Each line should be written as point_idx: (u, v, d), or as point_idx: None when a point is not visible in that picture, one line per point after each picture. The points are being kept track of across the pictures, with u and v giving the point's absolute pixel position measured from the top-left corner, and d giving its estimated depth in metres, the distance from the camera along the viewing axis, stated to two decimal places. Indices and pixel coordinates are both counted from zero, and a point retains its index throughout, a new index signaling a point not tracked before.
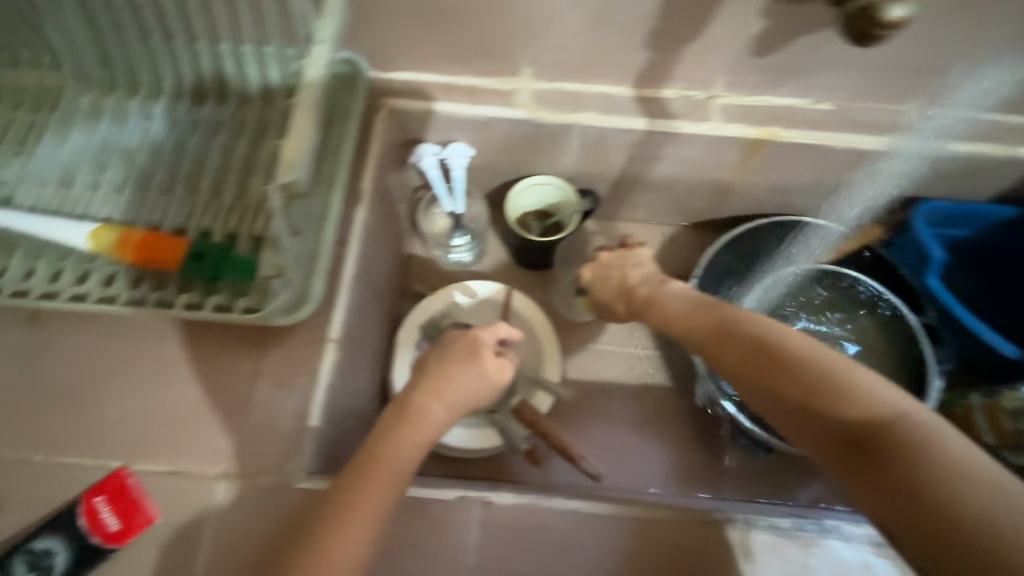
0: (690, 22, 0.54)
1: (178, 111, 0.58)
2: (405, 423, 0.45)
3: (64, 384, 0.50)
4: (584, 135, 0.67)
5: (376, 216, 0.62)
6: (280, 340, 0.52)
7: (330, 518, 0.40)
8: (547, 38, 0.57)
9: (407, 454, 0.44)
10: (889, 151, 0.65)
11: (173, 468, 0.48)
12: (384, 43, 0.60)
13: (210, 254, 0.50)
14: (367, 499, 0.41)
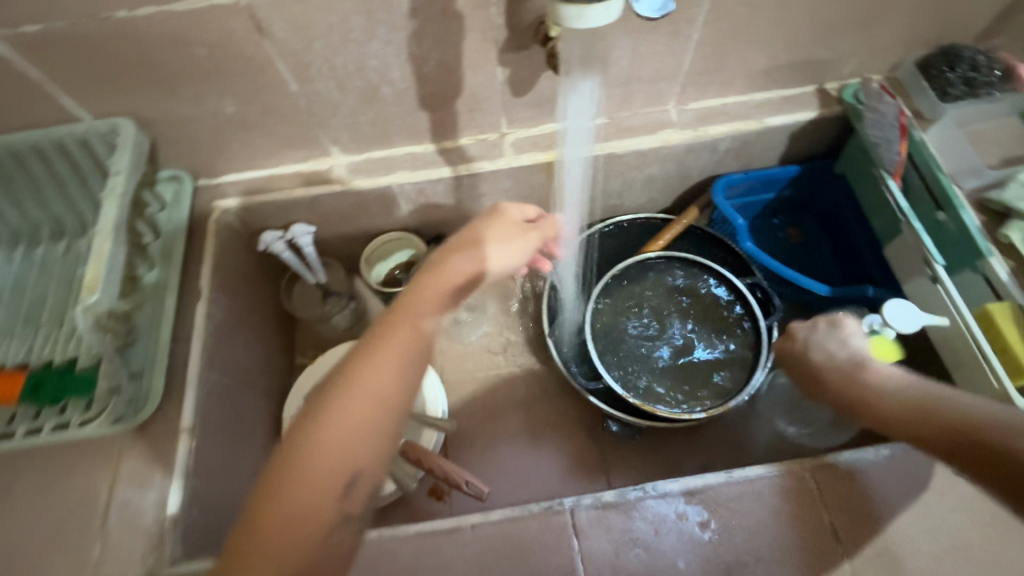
0: (446, 83, 0.63)
1: (15, 258, 0.64)
2: (377, 354, 0.48)
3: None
4: (404, 193, 0.74)
5: (224, 307, 0.67)
6: (133, 443, 0.56)
7: (338, 387, 0.46)
8: (337, 120, 0.65)
9: (381, 384, 0.47)
10: (664, 145, 0.73)
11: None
12: (198, 156, 0.67)
13: (47, 381, 0.54)
14: (389, 356, 0.48)
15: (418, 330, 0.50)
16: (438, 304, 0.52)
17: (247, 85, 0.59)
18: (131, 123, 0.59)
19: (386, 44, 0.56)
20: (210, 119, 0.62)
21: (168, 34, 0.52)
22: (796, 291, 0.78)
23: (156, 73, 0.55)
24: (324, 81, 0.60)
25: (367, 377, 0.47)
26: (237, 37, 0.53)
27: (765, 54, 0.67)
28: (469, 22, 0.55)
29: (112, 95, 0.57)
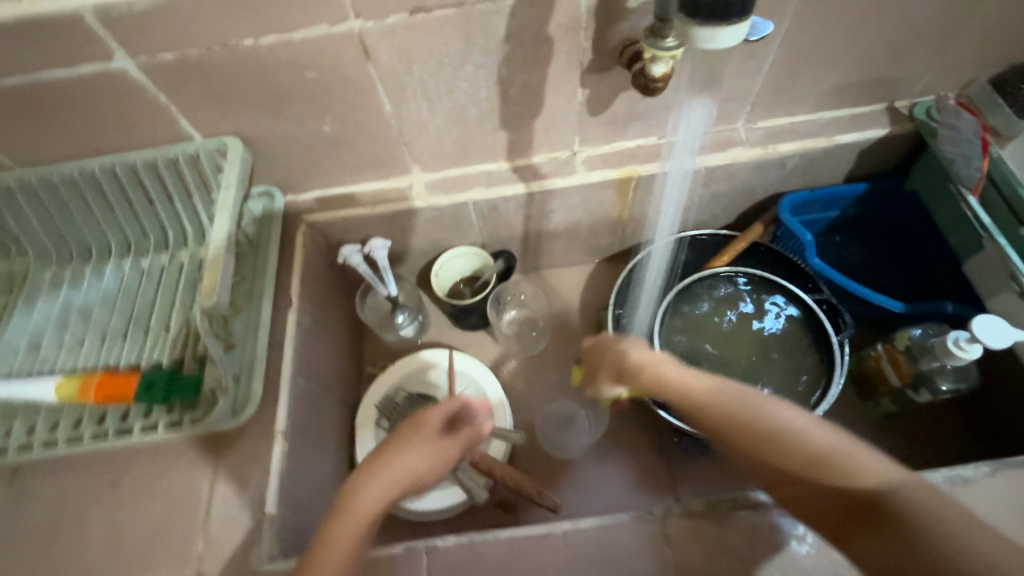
0: (529, 104, 0.66)
1: (123, 267, 0.69)
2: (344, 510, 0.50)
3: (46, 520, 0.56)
4: (478, 209, 0.77)
5: (308, 315, 0.71)
6: (232, 443, 0.58)
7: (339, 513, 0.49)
8: (422, 139, 0.69)
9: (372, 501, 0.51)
10: (734, 162, 0.74)
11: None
12: (290, 172, 0.71)
13: (158, 381, 0.57)
14: (355, 517, 0.49)
15: (387, 481, 0.52)
16: (388, 491, 0.52)
17: (345, 106, 0.62)
18: (237, 141, 0.64)
19: (480, 66, 0.60)
20: (308, 137, 0.66)
21: (283, 60, 0.56)
22: (866, 308, 0.78)
23: (268, 95, 0.60)
24: (417, 102, 0.63)
25: (342, 541, 0.47)
26: (346, 62, 0.57)
27: (838, 73, 0.68)
28: (559, 45, 0.58)
29: (224, 114, 0.62)
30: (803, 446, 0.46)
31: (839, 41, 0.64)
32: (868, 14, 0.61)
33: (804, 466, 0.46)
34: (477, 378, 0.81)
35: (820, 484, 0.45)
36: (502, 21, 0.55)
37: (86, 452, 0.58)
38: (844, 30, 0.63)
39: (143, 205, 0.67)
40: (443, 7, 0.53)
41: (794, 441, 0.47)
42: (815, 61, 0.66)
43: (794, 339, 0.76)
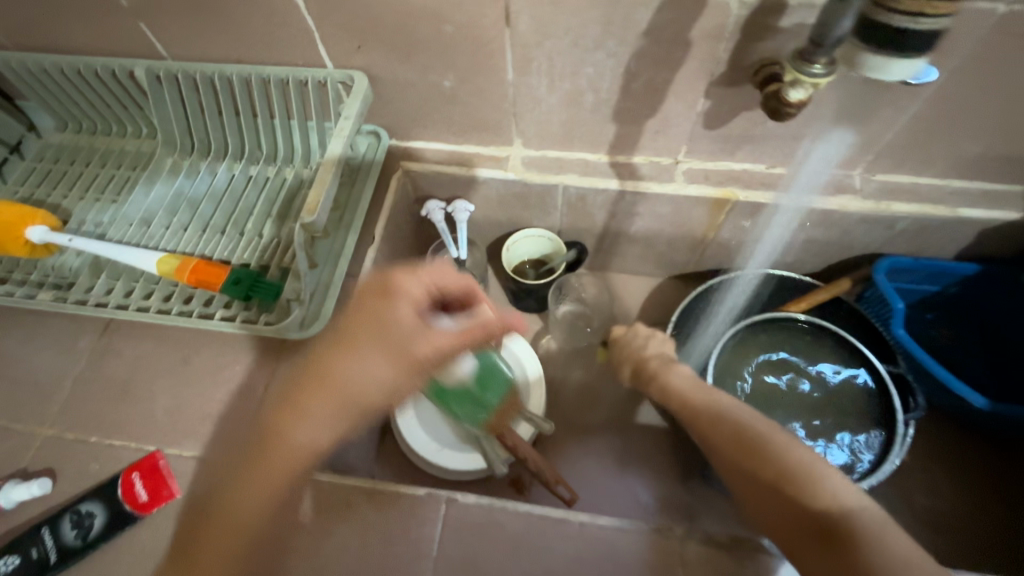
0: (647, 104, 0.65)
1: (235, 169, 0.74)
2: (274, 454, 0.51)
3: (110, 383, 0.62)
4: (565, 195, 0.78)
5: (385, 256, 0.75)
6: (296, 349, 0.63)
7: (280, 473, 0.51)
8: (531, 113, 0.70)
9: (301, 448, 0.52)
10: (841, 211, 0.71)
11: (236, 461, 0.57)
12: (400, 118, 0.74)
13: (245, 280, 0.61)
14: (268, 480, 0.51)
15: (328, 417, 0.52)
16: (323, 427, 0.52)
17: (468, 69, 0.65)
18: (363, 76, 0.67)
19: (609, 57, 0.60)
20: (427, 89, 0.69)
21: (423, 23, 0.60)
22: (948, 401, 0.73)
23: (405, 43, 0.63)
24: (538, 78, 0.64)
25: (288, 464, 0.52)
26: (483, 23, 0.59)
27: (984, 143, 0.63)
28: (694, 50, 0.58)
29: (356, 51, 0.65)
30: (293, 451, 0.51)
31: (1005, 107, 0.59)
32: None
33: (328, 411, 0.52)
34: (522, 359, 0.84)
35: (333, 406, 0.52)
36: (646, 15, 0.55)
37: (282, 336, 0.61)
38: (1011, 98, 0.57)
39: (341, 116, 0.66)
40: None
41: (327, 400, 0.52)
42: (957, 128, 0.62)
43: (843, 404, 0.75)
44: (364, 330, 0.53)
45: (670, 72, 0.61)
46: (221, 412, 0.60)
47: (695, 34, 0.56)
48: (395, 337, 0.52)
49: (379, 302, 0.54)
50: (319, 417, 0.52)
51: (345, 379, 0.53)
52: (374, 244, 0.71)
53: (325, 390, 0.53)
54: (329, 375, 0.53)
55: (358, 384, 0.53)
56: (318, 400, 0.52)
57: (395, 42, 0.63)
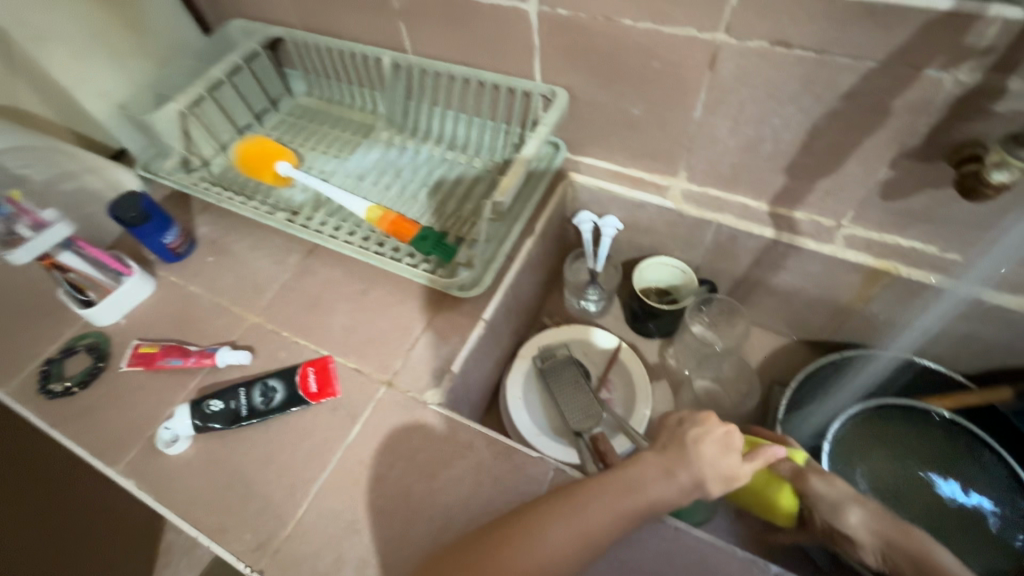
0: (826, 162, 0.68)
1: (437, 152, 0.88)
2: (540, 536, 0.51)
3: (303, 294, 0.77)
4: (715, 233, 0.82)
5: (537, 249, 0.83)
6: (451, 305, 0.73)
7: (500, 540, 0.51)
8: (705, 152, 0.75)
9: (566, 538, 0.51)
10: (1019, 309, 0.68)
11: (385, 381, 0.67)
12: (582, 134, 0.83)
13: (429, 239, 0.71)
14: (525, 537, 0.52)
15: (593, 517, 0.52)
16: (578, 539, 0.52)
17: (659, 102, 0.72)
18: (565, 93, 0.77)
19: (800, 112, 0.64)
20: (615, 114, 0.77)
21: (633, 56, 0.68)
22: None
23: (611, 71, 0.72)
24: (724, 120, 0.70)
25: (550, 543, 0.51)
26: (688, 64, 0.66)
27: None
28: (891, 119, 0.60)
29: (566, 71, 0.75)
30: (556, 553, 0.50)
31: None
32: None
33: (614, 516, 0.52)
34: (631, 376, 0.89)
35: (620, 511, 0.52)
36: (851, 79, 0.58)
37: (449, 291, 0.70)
38: None
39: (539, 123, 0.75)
40: (803, 48, 0.58)
41: (591, 518, 0.51)
42: None
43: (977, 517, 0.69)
44: (653, 466, 0.55)
45: (857, 136, 0.63)
46: (383, 340, 0.71)
47: (895, 101, 0.58)
48: (693, 467, 0.55)
49: (709, 449, 0.56)
50: (612, 511, 0.52)
51: (655, 497, 0.53)
52: (533, 236, 0.81)
53: (640, 495, 0.53)
54: (605, 493, 0.53)
55: (661, 490, 0.54)
56: (590, 502, 0.53)
57: (602, 68, 0.72)
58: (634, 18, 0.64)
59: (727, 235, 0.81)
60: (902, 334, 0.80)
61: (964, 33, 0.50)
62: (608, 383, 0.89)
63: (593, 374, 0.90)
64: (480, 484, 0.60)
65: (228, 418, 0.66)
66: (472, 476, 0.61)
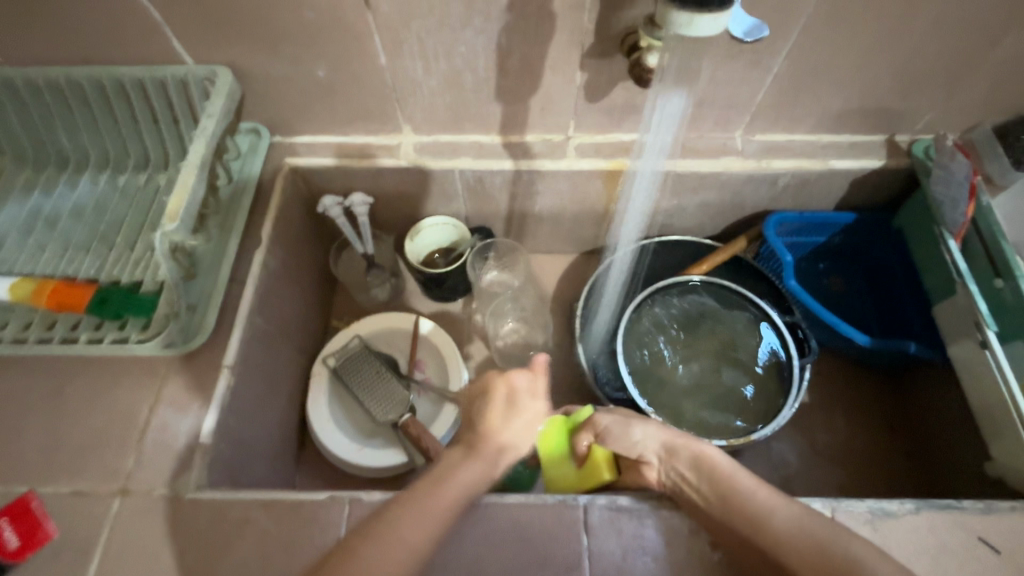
0: (527, 80, 0.65)
1: (100, 180, 0.68)
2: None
3: None
4: (463, 179, 0.77)
5: (278, 259, 0.71)
6: (177, 367, 0.59)
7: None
8: (415, 98, 0.68)
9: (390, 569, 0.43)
10: (725, 172, 0.73)
11: (119, 490, 0.53)
12: (280, 113, 0.71)
13: (112, 298, 0.57)
14: None
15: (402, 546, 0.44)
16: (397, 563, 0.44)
17: (340, 55, 0.62)
18: (228, 71, 0.63)
19: (479, 33, 0.59)
20: (301, 81, 0.66)
21: (279, 8, 0.57)
22: (835, 339, 0.78)
23: (264, 32, 0.59)
24: (413, 60, 0.63)
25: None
26: (343, 6, 0.56)
27: (845, 97, 0.67)
28: (560, 22, 0.57)
29: (214, 43, 0.61)
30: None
31: (853, 62, 0.62)
32: (883, 39, 0.59)
33: (430, 529, 0.46)
34: (440, 349, 0.82)
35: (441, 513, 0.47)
36: None
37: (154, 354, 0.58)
38: (856, 53, 0.61)
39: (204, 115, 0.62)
40: None
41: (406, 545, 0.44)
42: (817, 84, 0.65)
43: (740, 353, 0.79)
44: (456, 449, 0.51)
45: (541, 48, 0.61)
46: (100, 442, 0.55)
47: (553, 3, 0.55)
48: (497, 433, 0.51)
49: (505, 409, 0.53)
50: (429, 529, 0.46)
51: (465, 483, 0.49)
52: (262, 247, 0.68)
53: (450, 488, 0.48)
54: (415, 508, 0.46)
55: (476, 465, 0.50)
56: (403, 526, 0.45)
57: (255, 32, 0.60)
58: None
59: (474, 178, 0.77)
60: (619, 216, 0.83)
61: None
62: (420, 364, 0.83)
63: (402, 363, 0.82)
64: (270, 561, 0.51)
65: None
66: (259, 556, 0.51)
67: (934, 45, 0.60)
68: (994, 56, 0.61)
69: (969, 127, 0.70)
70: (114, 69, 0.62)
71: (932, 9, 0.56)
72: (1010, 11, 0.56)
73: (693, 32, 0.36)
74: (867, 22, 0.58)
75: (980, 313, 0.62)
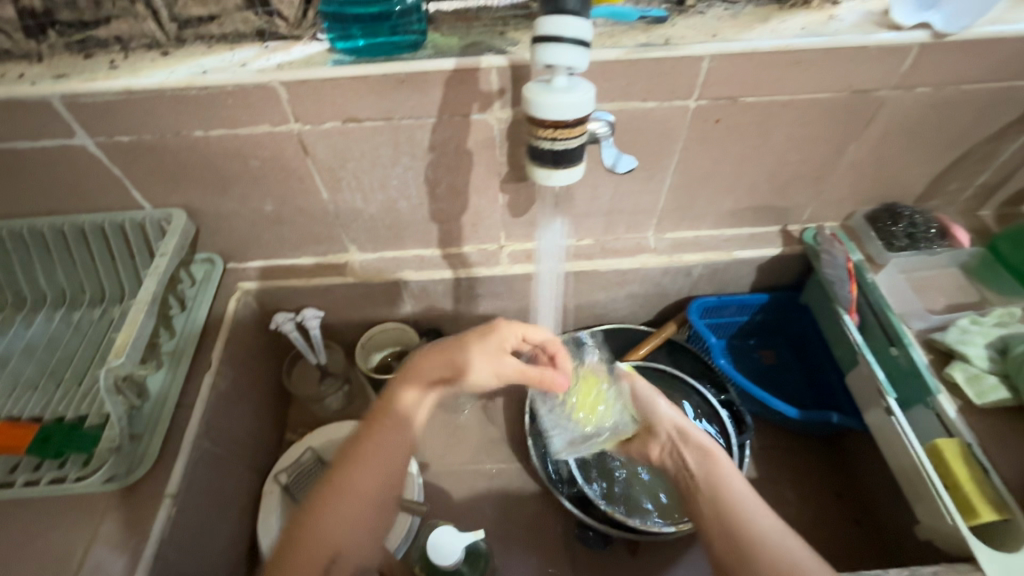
0: (455, 202, 0.74)
1: (54, 317, 0.72)
2: None
3: None
4: (408, 288, 0.83)
5: (228, 379, 0.74)
6: (117, 501, 0.59)
7: None
8: (357, 222, 0.76)
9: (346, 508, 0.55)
10: (644, 267, 0.81)
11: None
12: (234, 243, 0.77)
13: (55, 436, 0.58)
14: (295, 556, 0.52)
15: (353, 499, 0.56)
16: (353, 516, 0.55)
17: (286, 192, 0.70)
18: (183, 214, 0.70)
19: (407, 169, 0.68)
20: (252, 216, 0.73)
21: (229, 159, 0.65)
22: (770, 414, 0.82)
23: (216, 178, 0.67)
24: (352, 192, 0.71)
25: None
26: (284, 155, 0.65)
27: (734, 198, 0.77)
28: (476, 157, 0.67)
29: (172, 190, 0.68)
30: None
31: (732, 172, 0.73)
32: (750, 153, 0.70)
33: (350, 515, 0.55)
34: None
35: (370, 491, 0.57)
36: (426, 134, 0.64)
37: (93, 491, 0.58)
38: (731, 165, 0.72)
39: (158, 254, 0.67)
40: (373, 119, 0.61)
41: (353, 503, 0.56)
42: (708, 191, 0.75)
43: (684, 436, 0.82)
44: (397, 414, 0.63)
45: (463, 178, 0.70)
46: None
47: (469, 144, 0.65)
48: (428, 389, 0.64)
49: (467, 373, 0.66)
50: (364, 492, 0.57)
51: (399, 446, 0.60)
52: (213, 369, 0.71)
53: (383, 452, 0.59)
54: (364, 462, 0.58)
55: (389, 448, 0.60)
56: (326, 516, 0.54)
57: (207, 179, 0.67)
58: (203, 128, 0.61)
59: (418, 287, 0.83)
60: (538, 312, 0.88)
61: (477, 84, 0.59)
62: None
63: None
64: None
65: None
66: None
67: (794, 156, 0.71)
68: (845, 161, 0.73)
69: (846, 215, 0.81)
70: (76, 218, 0.68)
71: (783, 130, 0.68)
72: (846, 129, 0.68)
73: (554, 179, 0.43)
74: (733, 143, 0.69)
75: (880, 381, 0.68)
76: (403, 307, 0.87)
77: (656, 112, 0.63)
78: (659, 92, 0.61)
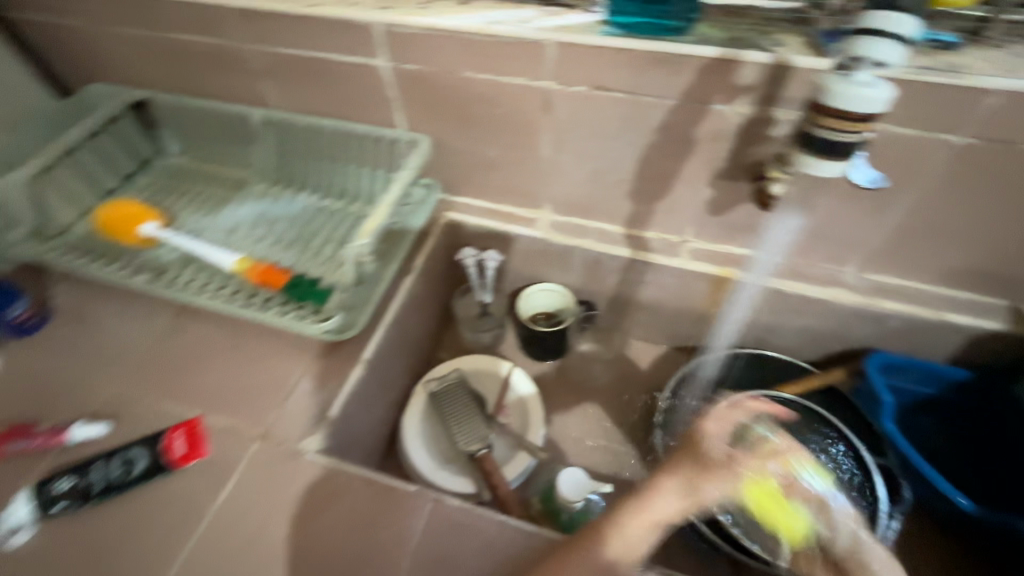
0: (660, 187, 0.77)
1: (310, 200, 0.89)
2: None
3: (167, 356, 0.73)
4: (583, 256, 0.89)
5: (419, 288, 0.86)
6: (327, 351, 0.73)
7: None
8: (562, 184, 0.82)
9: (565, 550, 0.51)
10: (833, 301, 0.78)
11: (260, 436, 0.66)
12: (453, 176, 0.88)
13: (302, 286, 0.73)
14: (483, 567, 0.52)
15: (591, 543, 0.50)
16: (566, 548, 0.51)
17: (514, 141, 0.79)
18: (428, 140, 0.81)
19: (629, 144, 0.72)
20: (478, 156, 0.83)
21: (482, 103, 0.75)
22: (933, 500, 0.73)
23: (465, 116, 0.78)
24: (569, 155, 0.77)
25: None
26: (528, 108, 0.73)
27: (966, 256, 0.70)
28: (698, 147, 0.69)
29: (426, 119, 0.80)
30: None
31: (975, 226, 0.66)
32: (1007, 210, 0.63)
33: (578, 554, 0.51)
34: (527, 401, 0.90)
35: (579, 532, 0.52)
36: (661, 115, 0.67)
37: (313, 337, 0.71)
38: (977, 219, 0.65)
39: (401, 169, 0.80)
40: (618, 91, 0.67)
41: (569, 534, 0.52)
42: (936, 240, 0.69)
43: None
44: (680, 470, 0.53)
45: (677, 164, 0.73)
46: (257, 393, 0.69)
47: (696, 133, 0.68)
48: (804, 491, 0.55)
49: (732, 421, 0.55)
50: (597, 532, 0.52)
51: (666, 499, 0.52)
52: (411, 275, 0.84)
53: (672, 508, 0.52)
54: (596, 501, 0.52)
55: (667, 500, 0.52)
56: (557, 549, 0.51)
57: (458, 115, 0.78)
58: (474, 71, 0.71)
59: (593, 258, 0.88)
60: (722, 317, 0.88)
61: (729, 75, 0.61)
62: (505, 410, 0.90)
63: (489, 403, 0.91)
64: (363, 528, 0.59)
65: (76, 497, 0.61)
66: (353, 520, 0.60)
67: None
68: None
69: None
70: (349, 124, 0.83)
71: None
72: None
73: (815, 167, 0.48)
74: (990, 194, 0.63)
75: None
76: (571, 273, 0.93)
77: (911, 140, 0.60)
78: (924, 120, 0.58)
